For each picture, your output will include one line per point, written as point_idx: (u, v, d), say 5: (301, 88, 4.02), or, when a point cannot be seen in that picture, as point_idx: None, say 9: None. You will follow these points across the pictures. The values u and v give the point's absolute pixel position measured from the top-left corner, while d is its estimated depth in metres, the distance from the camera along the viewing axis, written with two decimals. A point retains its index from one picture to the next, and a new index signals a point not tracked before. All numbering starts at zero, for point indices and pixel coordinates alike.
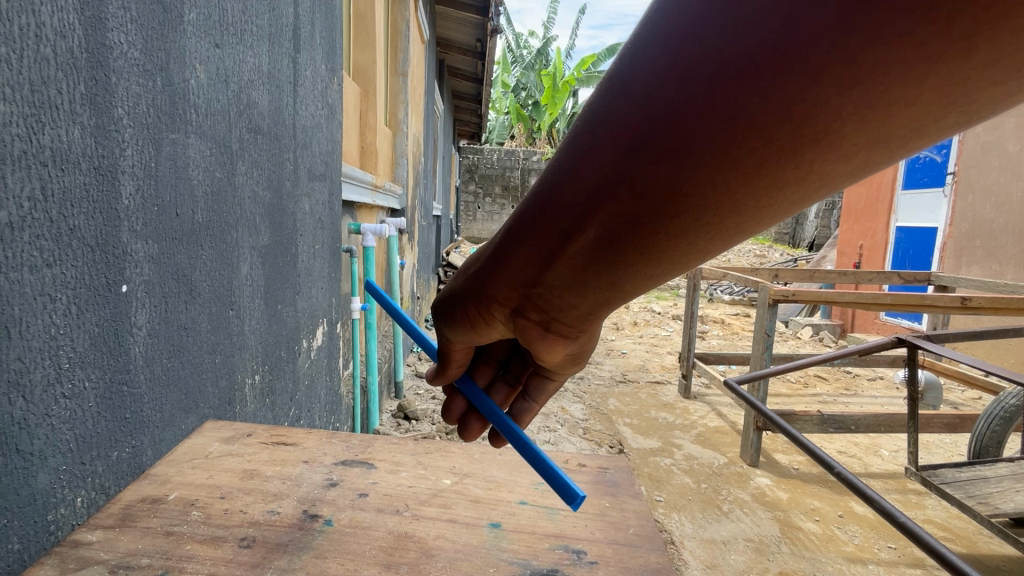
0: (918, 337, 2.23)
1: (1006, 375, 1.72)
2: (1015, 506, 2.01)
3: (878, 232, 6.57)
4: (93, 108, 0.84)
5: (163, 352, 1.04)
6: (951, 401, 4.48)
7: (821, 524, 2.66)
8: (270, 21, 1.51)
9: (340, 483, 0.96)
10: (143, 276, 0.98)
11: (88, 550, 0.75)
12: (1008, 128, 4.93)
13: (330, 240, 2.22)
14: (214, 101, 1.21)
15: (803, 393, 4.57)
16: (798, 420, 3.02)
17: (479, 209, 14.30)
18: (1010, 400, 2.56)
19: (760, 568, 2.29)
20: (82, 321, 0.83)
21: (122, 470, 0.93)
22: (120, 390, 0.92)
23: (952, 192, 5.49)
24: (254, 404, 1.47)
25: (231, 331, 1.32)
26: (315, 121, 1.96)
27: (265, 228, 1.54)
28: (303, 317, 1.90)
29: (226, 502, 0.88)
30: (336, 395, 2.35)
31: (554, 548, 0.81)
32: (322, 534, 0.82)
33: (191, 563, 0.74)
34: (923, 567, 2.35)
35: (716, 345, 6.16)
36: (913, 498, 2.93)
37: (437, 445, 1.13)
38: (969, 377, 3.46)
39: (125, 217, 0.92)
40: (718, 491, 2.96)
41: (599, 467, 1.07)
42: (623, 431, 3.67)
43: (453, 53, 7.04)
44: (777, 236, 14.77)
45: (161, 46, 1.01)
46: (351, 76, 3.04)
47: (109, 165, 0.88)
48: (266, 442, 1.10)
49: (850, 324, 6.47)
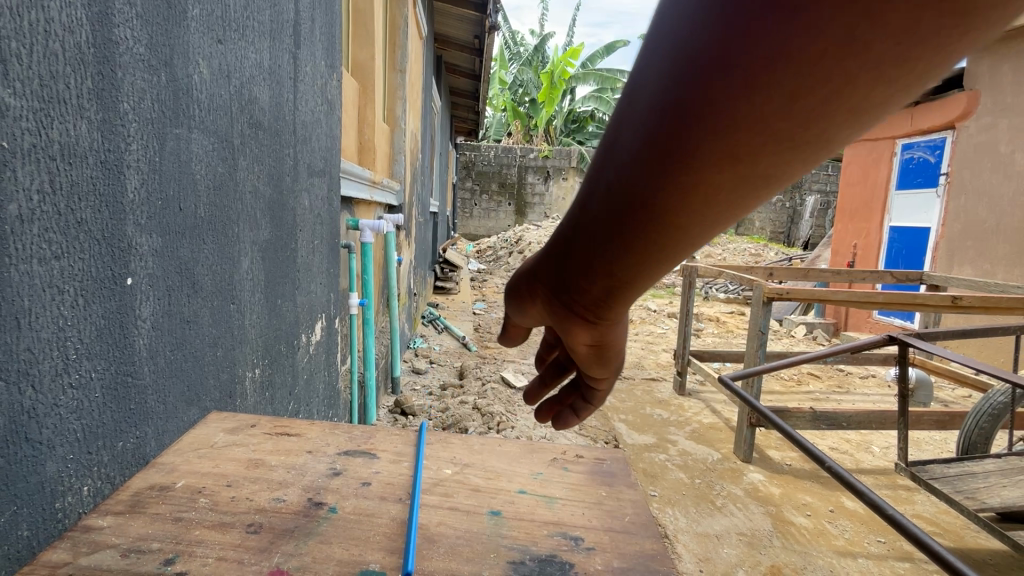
0: (910, 335, 2.26)
1: (994, 372, 1.72)
2: (1002, 501, 2.05)
3: (871, 232, 6.60)
4: (99, 103, 0.86)
5: (166, 344, 1.05)
6: (942, 399, 4.54)
7: (812, 519, 2.70)
8: (271, 18, 1.52)
9: (344, 472, 0.97)
10: (148, 269, 0.99)
11: (99, 535, 0.76)
12: (999, 130, 5.01)
13: (329, 235, 2.23)
14: (216, 96, 1.22)
15: (796, 391, 4.63)
16: (791, 416, 3.05)
17: (476, 206, 14.30)
18: (999, 398, 2.61)
19: (752, 561, 2.33)
20: (88, 312, 0.85)
21: (127, 459, 0.95)
22: (125, 381, 0.93)
23: (944, 192, 5.55)
24: (254, 398, 1.49)
25: (232, 325, 1.34)
26: (314, 117, 1.97)
27: (266, 223, 1.56)
28: (302, 312, 1.91)
29: (232, 490, 0.90)
30: (334, 390, 2.37)
31: (552, 535, 0.83)
32: (327, 521, 0.83)
33: (201, 547, 0.76)
34: (912, 561, 2.39)
35: (711, 343, 6.20)
36: (903, 493, 2.98)
37: (438, 436, 1.15)
38: (959, 375, 3.51)
39: (130, 210, 0.94)
40: (712, 486, 3.00)
41: (596, 458, 1.09)
42: (618, 427, 3.70)
43: (451, 49, 7.03)
44: (772, 235, 14.85)
45: (165, 41, 1.02)
46: (349, 72, 3.04)
47: (115, 160, 0.89)
48: (270, 433, 1.12)
49: (843, 323, 6.54)
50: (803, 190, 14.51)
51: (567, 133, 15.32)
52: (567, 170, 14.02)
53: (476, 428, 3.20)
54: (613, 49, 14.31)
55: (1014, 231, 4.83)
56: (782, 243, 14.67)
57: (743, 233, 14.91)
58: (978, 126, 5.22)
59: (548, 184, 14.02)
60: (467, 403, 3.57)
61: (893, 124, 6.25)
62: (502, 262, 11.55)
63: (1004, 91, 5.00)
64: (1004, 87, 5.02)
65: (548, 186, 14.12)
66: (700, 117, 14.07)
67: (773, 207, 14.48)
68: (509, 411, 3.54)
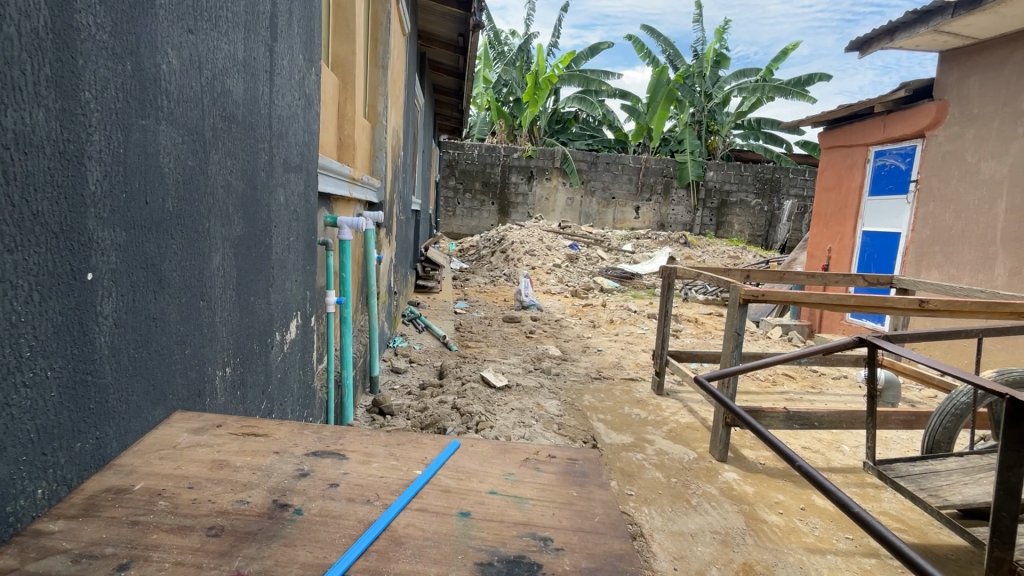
0: (878, 337, 2.31)
1: (956, 374, 1.77)
2: (963, 498, 2.12)
3: (845, 236, 6.74)
4: (58, 90, 0.83)
5: (130, 342, 1.02)
6: (910, 400, 4.68)
7: (784, 516, 2.75)
8: (246, 9, 1.48)
9: (311, 473, 0.96)
10: (110, 264, 0.96)
11: (49, 540, 0.74)
12: (967, 139, 5.18)
13: (306, 232, 2.19)
14: (186, 88, 1.19)
15: (771, 391, 4.72)
16: (765, 416, 3.11)
17: (459, 205, 14.25)
18: (962, 398, 2.68)
19: (725, 559, 2.37)
20: (43, 308, 0.82)
21: (86, 461, 0.91)
22: (84, 380, 0.90)
23: (914, 199, 5.72)
24: (224, 397, 1.45)
25: (201, 323, 1.30)
26: (291, 112, 1.94)
27: (239, 219, 1.52)
28: (276, 310, 1.87)
29: (194, 492, 0.88)
30: (309, 389, 2.33)
31: (522, 535, 0.83)
32: (292, 523, 0.82)
33: (158, 552, 0.74)
34: (878, 557, 2.46)
35: (689, 344, 6.29)
36: (871, 491, 3.06)
37: (409, 436, 1.14)
38: (926, 376, 3.61)
39: (91, 203, 0.90)
40: (688, 485, 3.03)
41: (569, 458, 1.09)
42: (596, 427, 3.72)
43: (434, 47, 6.98)
44: (750, 238, 15.11)
45: (131, 29, 0.99)
46: (329, 67, 3.00)
47: (75, 151, 0.86)
48: (237, 433, 1.10)
49: (818, 325, 6.69)
50: (781, 194, 14.78)
51: (550, 134, 15.34)
52: (550, 171, 14.04)
53: (454, 428, 3.19)
54: (597, 51, 14.37)
55: (980, 237, 4.99)
56: (759, 245, 14.94)
57: (722, 235, 15.13)
58: (946, 136, 5.39)
59: (531, 184, 14.03)
60: (446, 403, 3.55)
61: (867, 131, 6.40)
62: (484, 261, 11.52)
63: (972, 102, 5.17)
64: (972, 98, 5.19)
65: (532, 186, 14.13)
66: (681, 120, 14.22)
67: (752, 210, 14.73)
68: (489, 410, 3.53)
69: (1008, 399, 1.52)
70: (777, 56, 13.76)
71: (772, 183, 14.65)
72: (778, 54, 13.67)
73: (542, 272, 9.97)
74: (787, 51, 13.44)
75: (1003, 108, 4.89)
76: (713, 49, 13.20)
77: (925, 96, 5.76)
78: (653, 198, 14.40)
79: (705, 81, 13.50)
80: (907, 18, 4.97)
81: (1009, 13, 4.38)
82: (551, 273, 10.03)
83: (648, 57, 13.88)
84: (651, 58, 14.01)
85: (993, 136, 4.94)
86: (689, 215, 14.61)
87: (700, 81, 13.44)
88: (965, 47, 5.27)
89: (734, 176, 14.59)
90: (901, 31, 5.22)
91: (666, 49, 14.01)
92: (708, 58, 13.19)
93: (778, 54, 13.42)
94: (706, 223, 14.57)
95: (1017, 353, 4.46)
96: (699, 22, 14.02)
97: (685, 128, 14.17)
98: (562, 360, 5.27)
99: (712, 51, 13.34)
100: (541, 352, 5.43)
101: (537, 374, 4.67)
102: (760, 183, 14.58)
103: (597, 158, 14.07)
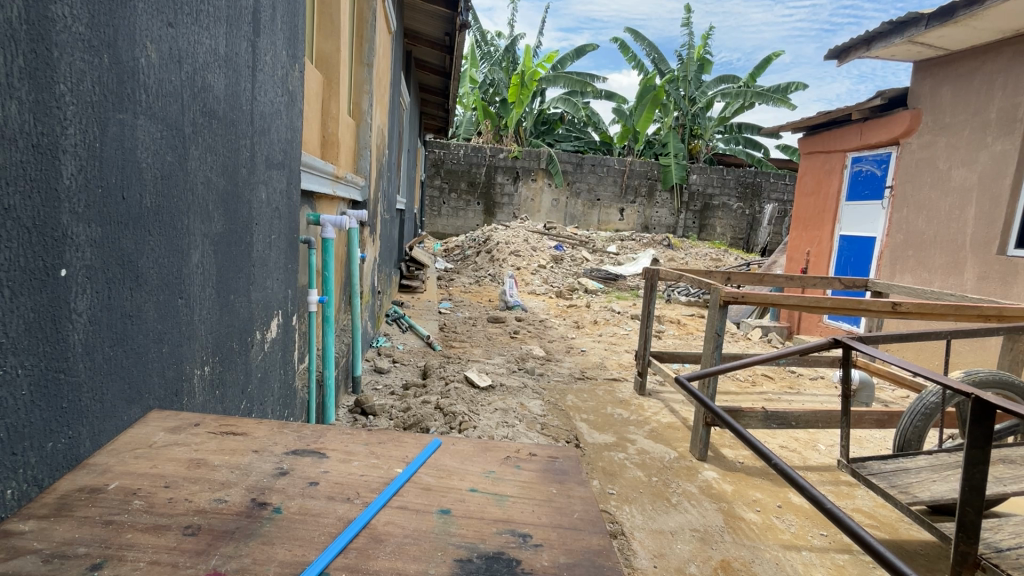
0: (853, 339, 2.35)
1: (929, 375, 1.80)
2: (931, 494, 2.18)
3: (823, 240, 6.90)
4: (32, 83, 0.81)
5: (105, 340, 1.00)
6: (883, 401, 4.80)
7: (762, 514, 2.81)
8: (229, 2, 1.46)
9: (290, 472, 0.95)
10: (85, 261, 0.94)
11: (20, 539, 0.73)
12: (939, 147, 5.34)
13: (288, 230, 2.17)
14: (165, 82, 1.17)
15: (751, 392, 4.80)
16: (744, 416, 3.15)
17: (445, 204, 14.25)
18: (931, 398, 2.75)
19: (703, 556, 2.41)
20: (15, 305, 0.80)
21: (57, 462, 0.89)
22: (56, 378, 0.88)
23: (889, 204, 5.88)
24: (202, 396, 1.43)
25: (180, 320, 1.28)
26: (274, 108, 1.92)
27: (219, 216, 1.50)
28: (257, 309, 1.85)
29: (171, 491, 0.87)
30: (290, 389, 2.30)
31: (501, 532, 0.84)
32: (271, 521, 0.82)
33: (133, 551, 0.73)
34: (851, 553, 2.53)
35: (671, 345, 6.37)
36: (845, 489, 3.15)
37: (390, 436, 1.14)
38: (899, 377, 3.65)
39: (65, 198, 0.88)
40: (668, 484, 3.07)
41: (548, 457, 1.11)
42: (579, 427, 3.74)
43: (421, 45, 6.92)
44: (732, 241, 15.31)
45: (109, 21, 0.97)
46: (313, 64, 2.96)
47: (48, 144, 0.85)
48: (215, 433, 1.09)
49: (796, 326, 6.84)
50: (762, 198, 15.06)
51: (536, 135, 15.35)
52: (536, 172, 14.05)
53: (437, 428, 3.19)
54: (583, 53, 14.45)
55: (951, 242, 5.15)
56: (741, 247, 15.17)
57: (706, 237, 15.31)
58: (920, 143, 5.54)
59: (517, 184, 14.04)
60: (430, 403, 3.54)
61: (845, 137, 6.54)
62: (469, 261, 11.51)
63: (943, 111, 5.33)
64: (944, 107, 5.35)
65: (517, 186, 14.13)
66: (665, 123, 14.38)
67: (734, 213, 14.93)
68: (472, 410, 3.53)
69: (975, 399, 1.57)
70: (760, 63, 13.98)
71: (755, 187, 14.89)
72: (762, 62, 13.87)
73: (528, 272, 10.01)
74: (770, 59, 13.60)
75: (973, 118, 5.04)
76: (698, 54, 13.33)
77: (900, 104, 5.92)
78: (637, 201, 14.54)
79: (689, 86, 13.64)
80: (883, 28, 5.10)
81: (979, 26, 4.52)
82: (535, 273, 10.04)
83: (634, 61, 13.98)
84: (636, 62, 14.11)
85: (964, 144, 5.10)
86: (673, 218, 14.79)
87: (683, 85, 13.61)
88: (938, 58, 5.43)
89: (718, 180, 14.79)
90: (877, 41, 5.35)
91: (651, 54, 14.11)
92: (692, 63, 13.33)
93: (761, 62, 13.62)
94: (689, 225, 14.75)
95: (985, 355, 4.63)
96: (685, 27, 14.14)
97: (669, 132, 14.30)
98: (546, 361, 5.29)
99: (696, 56, 13.45)
100: (526, 353, 5.44)
101: (521, 375, 4.67)
102: (742, 187, 14.81)
103: (582, 160, 14.13)
